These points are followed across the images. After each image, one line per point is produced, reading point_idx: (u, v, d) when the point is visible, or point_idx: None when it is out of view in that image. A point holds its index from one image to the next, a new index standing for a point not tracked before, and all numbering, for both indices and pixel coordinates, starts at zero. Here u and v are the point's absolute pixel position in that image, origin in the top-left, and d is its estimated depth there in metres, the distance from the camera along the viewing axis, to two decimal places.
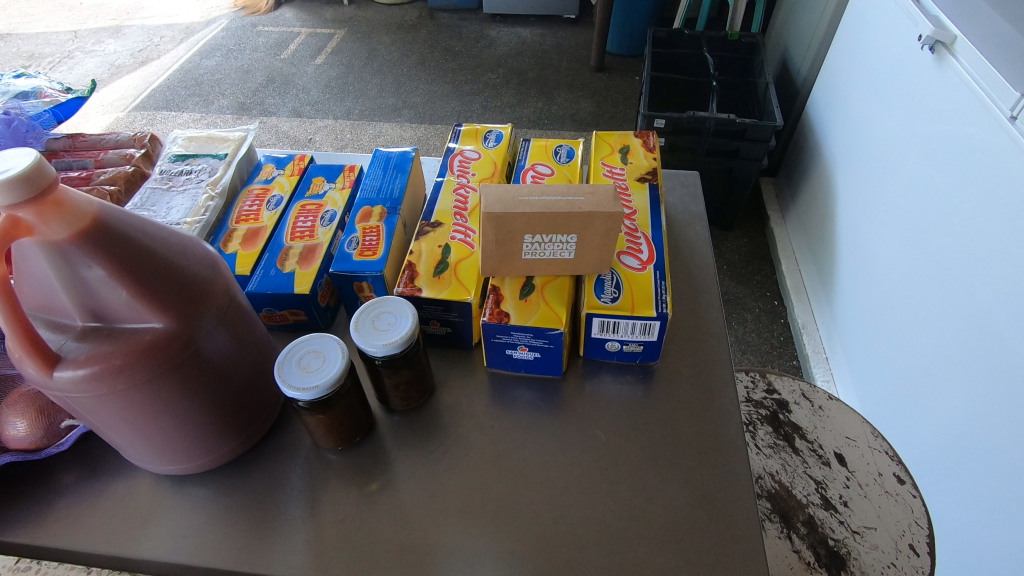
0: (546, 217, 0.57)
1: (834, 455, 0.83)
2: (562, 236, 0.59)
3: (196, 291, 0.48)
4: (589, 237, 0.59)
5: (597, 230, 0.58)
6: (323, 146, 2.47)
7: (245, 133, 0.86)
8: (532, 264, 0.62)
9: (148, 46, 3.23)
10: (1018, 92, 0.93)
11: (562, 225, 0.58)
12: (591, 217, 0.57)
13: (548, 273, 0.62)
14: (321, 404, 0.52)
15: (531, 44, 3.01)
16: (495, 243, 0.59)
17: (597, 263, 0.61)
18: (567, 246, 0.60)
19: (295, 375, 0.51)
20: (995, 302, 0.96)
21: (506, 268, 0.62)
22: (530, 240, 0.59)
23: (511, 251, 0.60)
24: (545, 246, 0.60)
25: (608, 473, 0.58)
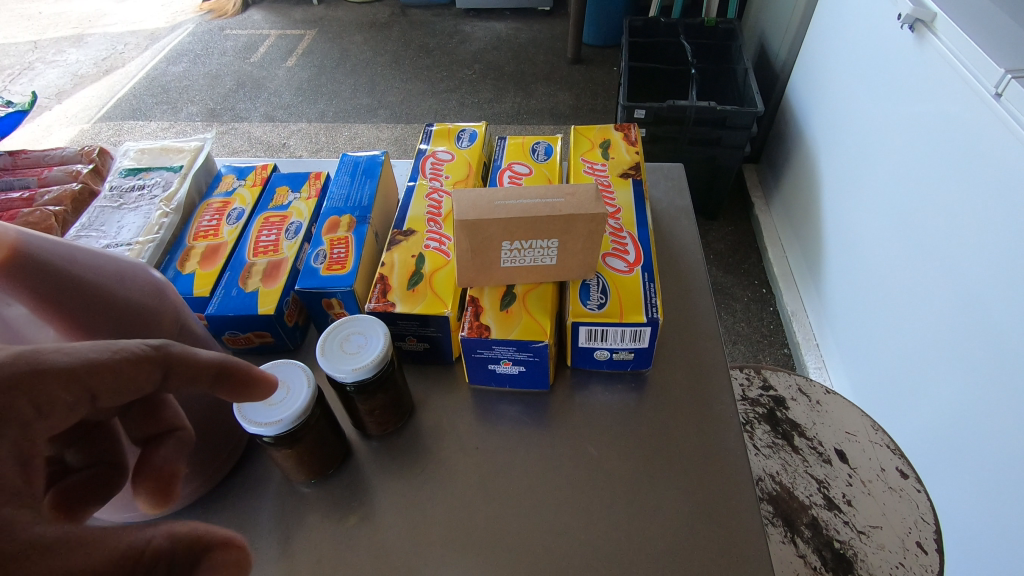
0: (524, 223, 0.53)
1: (834, 452, 0.80)
2: (542, 242, 0.55)
3: (142, 319, 0.44)
4: (571, 241, 0.55)
5: (579, 233, 0.54)
6: (297, 151, 2.41)
7: (202, 143, 0.80)
8: (512, 273, 0.58)
9: (112, 54, 3.13)
10: (1002, 69, 0.90)
11: (541, 231, 0.54)
12: (572, 220, 0.53)
13: (529, 280, 0.58)
14: (287, 438, 0.48)
15: (506, 38, 2.96)
16: (470, 253, 0.55)
17: (581, 267, 0.58)
18: (548, 252, 0.56)
19: (257, 410, 0.46)
20: (987, 285, 0.94)
21: (483, 278, 0.58)
22: (507, 247, 0.55)
23: (488, 260, 0.56)
24: (524, 253, 0.56)
25: (601, 491, 0.55)
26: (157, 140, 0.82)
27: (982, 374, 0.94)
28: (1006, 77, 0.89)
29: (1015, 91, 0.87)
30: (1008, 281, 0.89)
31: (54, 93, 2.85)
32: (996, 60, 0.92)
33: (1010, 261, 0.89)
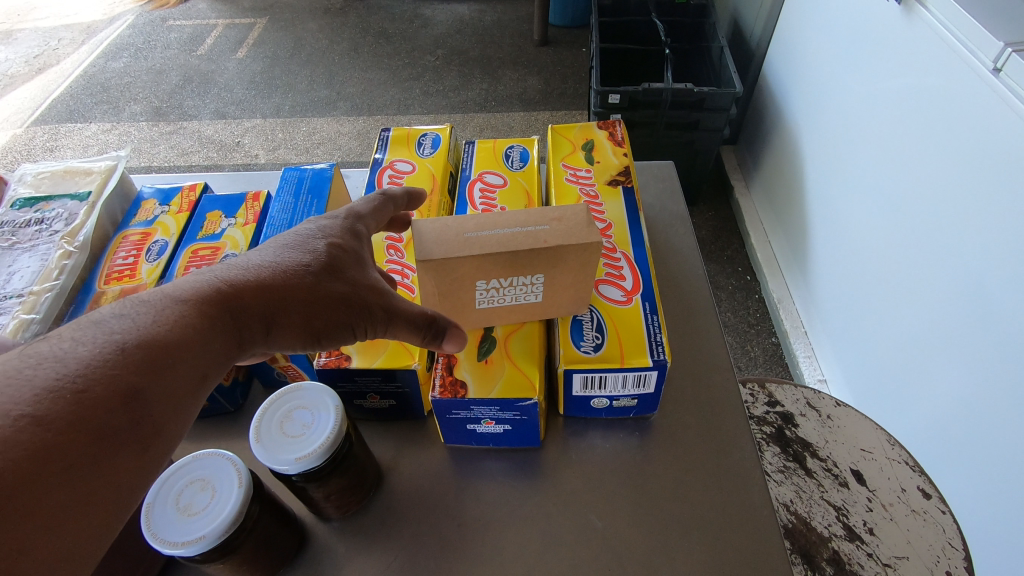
0: (504, 259, 0.44)
1: (851, 474, 0.74)
2: (524, 278, 0.46)
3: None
4: (560, 275, 0.47)
5: (570, 267, 0.46)
6: (253, 150, 2.24)
7: (115, 162, 0.68)
8: (490, 313, 0.50)
9: (44, 51, 2.89)
10: (1001, 42, 0.81)
11: (524, 266, 0.45)
12: (560, 252, 0.44)
13: (510, 320, 0.51)
14: (217, 553, 0.38)
15: (469, 21, 2.81)
16: (440, 293, 0.46)
17: (571, 303, 0.50)
18: (532, 289, 0.48)
19: (172, 523, 0.37)
20: (991, 275, 0.86)
21: (457, 317, 0.49)
22: (483, 285, 0.46)
23: (461, 299, 0.47)
24: (504, 291, 0.47)
25: (607, 569, 0.46)
26: (59, 160, 0.69)
27: (986, 371, 0.87)
28: (1006, 50, 0.81)
29: (1016, 66, 0.79)
30: (1015, 271, 0.81)
31: None
32: (994, 32, 0.83)
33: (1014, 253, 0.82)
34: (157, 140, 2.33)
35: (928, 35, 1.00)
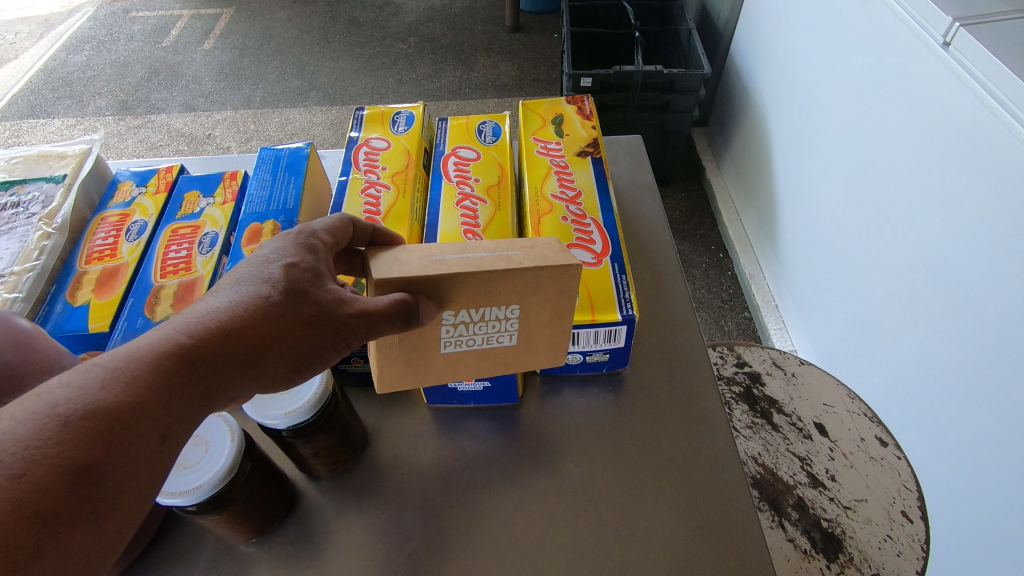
0: (473, 284, 0.42)
1: (814, 427, 0.78)
2: (496, 307, 0.45)
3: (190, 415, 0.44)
4: (535, 304, 0.45)
5: (547, 294, 0.45)
6: (225, 142, 2.22)
7: (89, 145, 0.68)
8: (461, 359, 0.48)
9: (1, 45, 2.80)
10: (950, 17, 0.85)
11: (495, 291, 0.44)
12: (534, 277, 0.43)
13: (484, 365, 0.49)
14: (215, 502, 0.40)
15: (440, 8, 2.80)
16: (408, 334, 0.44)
17: (546, 343, 0.48)
18: (506, 326, 0.46)
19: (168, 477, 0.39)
20: (947, 238, 0.90)
21: (431, 367, 0.48)
22: (450, 317, 0.45)
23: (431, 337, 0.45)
24: (475, 326, 0.46)
25: (586, 513, 0.49)
26: (31, 145, 0.69)
27: (941, 330, 0.92)
28: (954, 25, 0.85)
29: (965, 41, 0.83)
30: (969, 234, 0.86)
31: None
32: (943, 9, 0.87)
33: (965, 218, 0.86)
34: (125, 134, 2.29)
35: (885, 14, 1.04)
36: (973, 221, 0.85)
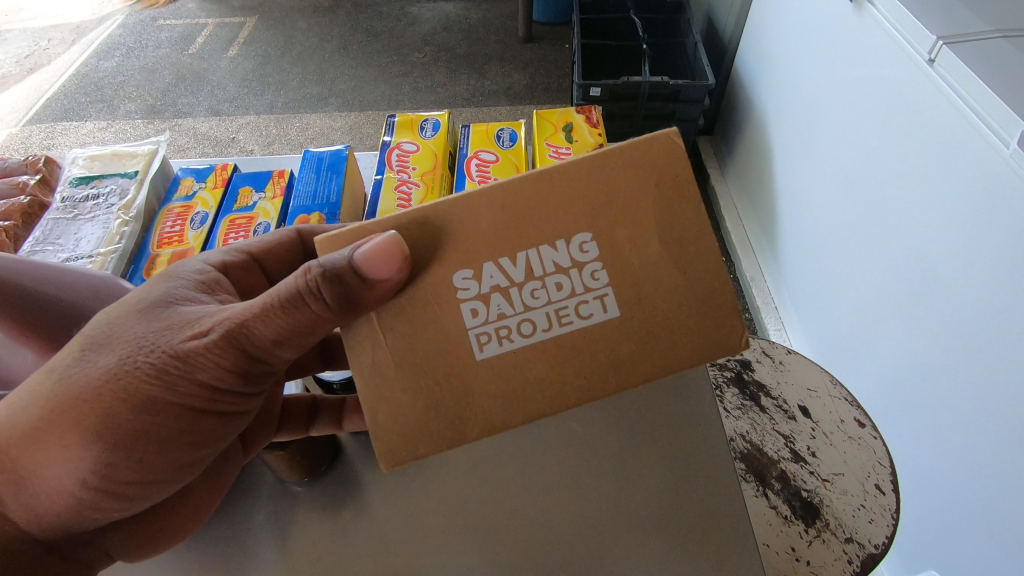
0: (475, 211, 0.46)
1: (798, 409, 0.85)
2: (552, 248, 0.46)
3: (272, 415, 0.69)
4: (615, 236, 0.46)
5: (605, 207, 0.46)
6: (248, 145, 2.32)
7: (156, 145, 0.82)
8: (562, 353, 0.48)
9: (35, 51, 2.93)
10: (934, 35, 0.87)
11: (541, 223, 0.46)
12: (574, 182, 0.46)
13: (590, 353, 0.48)
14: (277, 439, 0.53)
15: (456, 19, 2.91)
16: (408, 340, 0.47)
17: (647, 305, 0.47)
18: (581, 292, 0.47)
19: None
20: (932, 242, 0.92)
21: (509, 371, 0.48)
22: (470, 293, 0.47)
23: (437, 342, 0.47)
24: (536, 284, 0.47)
25: (588, 466, 0.57)
26: (106, 146, 0.84)
27: (926, 329, 0.93)
28: (939, 42, 0.86)
29: (948, 59, 0.85)
30: (948, 239, 0.88)
31: None
32: (930, 28, 0.89)
33: (949, 224, 0.87)
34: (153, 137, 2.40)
35: (880, 31, 1.05)
36: (957, 223, 0.86)
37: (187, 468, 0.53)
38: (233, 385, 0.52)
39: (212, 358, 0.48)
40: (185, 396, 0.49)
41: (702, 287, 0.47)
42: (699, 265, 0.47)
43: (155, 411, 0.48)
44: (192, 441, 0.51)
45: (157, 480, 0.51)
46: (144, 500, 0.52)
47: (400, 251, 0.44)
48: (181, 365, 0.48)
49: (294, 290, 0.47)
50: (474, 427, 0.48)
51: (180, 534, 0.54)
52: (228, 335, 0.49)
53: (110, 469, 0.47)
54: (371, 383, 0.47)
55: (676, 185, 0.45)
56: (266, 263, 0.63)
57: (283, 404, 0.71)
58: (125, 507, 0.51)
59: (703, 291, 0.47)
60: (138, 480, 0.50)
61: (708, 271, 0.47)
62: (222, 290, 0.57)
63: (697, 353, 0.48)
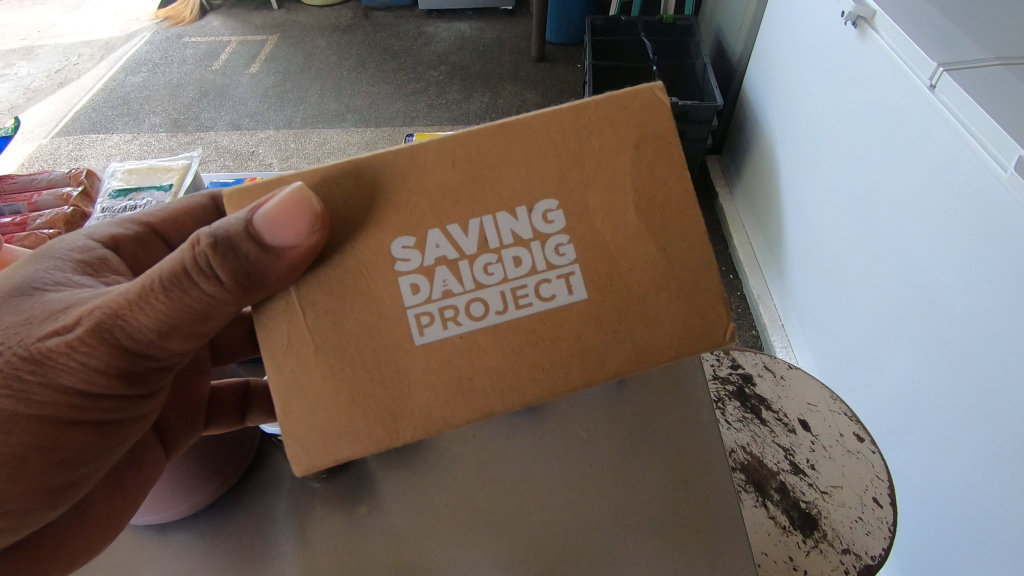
0: (437, 170, 0.47)
1: (799, 422, 0.88)
2: (511, 216, 0.47)
3: (196, 404, 0.66)
4: (582, 207, 0.47)
5: (565, 174, 0.47)
6: (267, 159, 2.38)
7: (188, 163, 0.94)
8: (518, 330, 0.48)
9: (65, 66, 3.03)
10: (936, 62, 0.89)
11: (502, 189, 0.47)
12: (541, 141, 0.47)
13: (549, 333, 0.48)
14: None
15: (470, 38, 2.99)
16: (331, 319, 0.47)
17: (609, 281, 0.48)
18: (527, 266, 0.48)
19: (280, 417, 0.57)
20: (934, 264, 0.93)
21: (452, 356, 0.48)
22: (410, 266, 0.47)
23: (367, 322, 0.47)
24: (490, 258, 0.47)
25: (590, 469, 0.61)
26: (142, 161, 0.96)
27: (928, 350, 0.94)
28: (940, 69, 0.88)
29: (949, 86, 0.87)
30: (950, 261, 0.89)
31: (7, 108, 2.75)
32: (930, 54, 0.91)
33: (950, 245, 0.89)
34: (176, 150, 2.47)
35: (880, 57, 1.06)
36: (958, 244, 0.87)
37: (61, 493, 0.51)
38: (109, 390, 0.49)
39: (80, 356, 0.46)
40: (46, 403, 0.47)
41: (682, 270, 0.49)
42: (680, 245, 0.48)
43: (9, 427, 0.46)
44: (61, 460, 0.49)
45: (20, 510, 0.49)
46: (15, 530, 0.50)
47: (307, 206, 0.44)
48: (41, 368, 0.46)
49: (176, 267, 0.45)
50: (407, 426, 0.47)
51: (80, 558, 0.53)
52: (97, 330, 0.46)
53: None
54: (287, 368, 0.47)
55: (665, 152, 0.48)
56: (168, 235, 0.61)
57: (210, 394, 0.68)
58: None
59: (679, 274, 0.49)
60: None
61: (693, 251, 0.49)
62: (105, 272, 0.54)
63: (676, 347, 0.49)
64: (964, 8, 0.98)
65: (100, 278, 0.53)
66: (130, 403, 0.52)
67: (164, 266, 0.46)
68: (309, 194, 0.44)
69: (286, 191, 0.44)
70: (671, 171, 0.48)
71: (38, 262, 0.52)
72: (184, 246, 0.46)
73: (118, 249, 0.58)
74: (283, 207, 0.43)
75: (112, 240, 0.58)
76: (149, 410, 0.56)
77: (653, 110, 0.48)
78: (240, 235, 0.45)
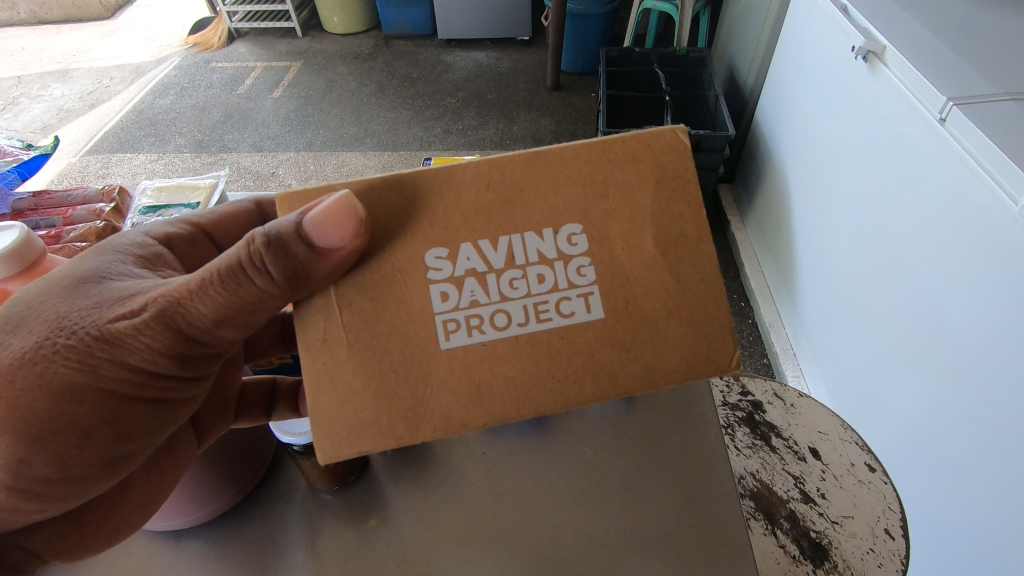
0: (470, 190, 0.49)
1: (809, 450, 0.87)
2: (538, 237, 0.49)
3: (230, 398, 0.69)
4: (603, 232, 0.49)
5: (593, 199, 0.49)
6: (286, 180, 2.44)
7: (215, 181, 1.01)
8: (535, 345, 0.49)
9: (97, 88, 3.14)
10: (945, 97, 0.91)
11: (531, 211, 0.49)
12: (570, 168, 0.49)
13: (565, 348, 0.49)
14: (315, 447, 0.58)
15: (487, 67, 3.07)
16: (364, 319, 0.48)
17: (626, 303, 0.50)
18: (555, 281, 0.49)
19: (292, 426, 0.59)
20: (945, 293, 0.93)
21: (474, 363, 0.49)
22: (441, 275, 0.49)
23: (398, 325, 0.49)
24: (516, 273, 0.49)
25: (598, 489, 0.61)
26: (169, 180, 1.02)
27: (941, 380, 0.94)
28: (949, 104, 0.90)
29: (958, 119, 0.89)
30: (963, 291, 0.89)
31: (39, 127, 2.86)
32: (940, 88, 0.93)
33: (961, 272, 0.89)
34: (199, 170, 2.54)
35: (891, 91, 1.07)
36: (968, 270, 0.87)
37: (116, 466, 0.53)
38: (168, 369, 0.52)
39: (144, 338, 0.48)
40: (111, 378, 0.48)
41: (694, 298, 0.50)
42: (693, 274, 0.50)
43: (77, 396, 0.47)
44: (122, 432, 0.51)
45: (81, 478, 0.50)
46: (71, 499, 0.51)
47: (352, 213, 0.46)
48: (108, 346, 0.48)
49: (232, 263, 0.48)
50: (426, 424, 0.48)
51: (119, 533, 0.55)
52: (161, 314, 0.48)
53: (24, 466, 0.46)
54: (319, 362, 0.48)
55: (682, 191, 0.50)
56: (216, 235, 0.65)
57: (241, 389, 0.71)
58: (45, 509, 0.50)
59: (690, 301, 0.50)
60: (57, 477, 0.48)
61: (703, 283, 0.50)
62: (159, 267, 0.57)
63: (681, 371, 0.50)
64: (969, 48, 1.01)
65: (156, 272, 0.56)
66: (184, 384, 0.54)
67: (222, 260, 0.48)
68: (354, 201, 0.46)
69: (334, 198, 0.46)
70: (688, 208, 0.50)
71: (102, 255, 0.55)
72: (240, 243, 0.49)
73: (171, 246, 0.61)
74: (329, 214, 0.45)
75: (166, 239, 0.61)
76: (198, 393, 0.58)
77: (674, 151, 0.50)
78: (290, 235, 0.47)
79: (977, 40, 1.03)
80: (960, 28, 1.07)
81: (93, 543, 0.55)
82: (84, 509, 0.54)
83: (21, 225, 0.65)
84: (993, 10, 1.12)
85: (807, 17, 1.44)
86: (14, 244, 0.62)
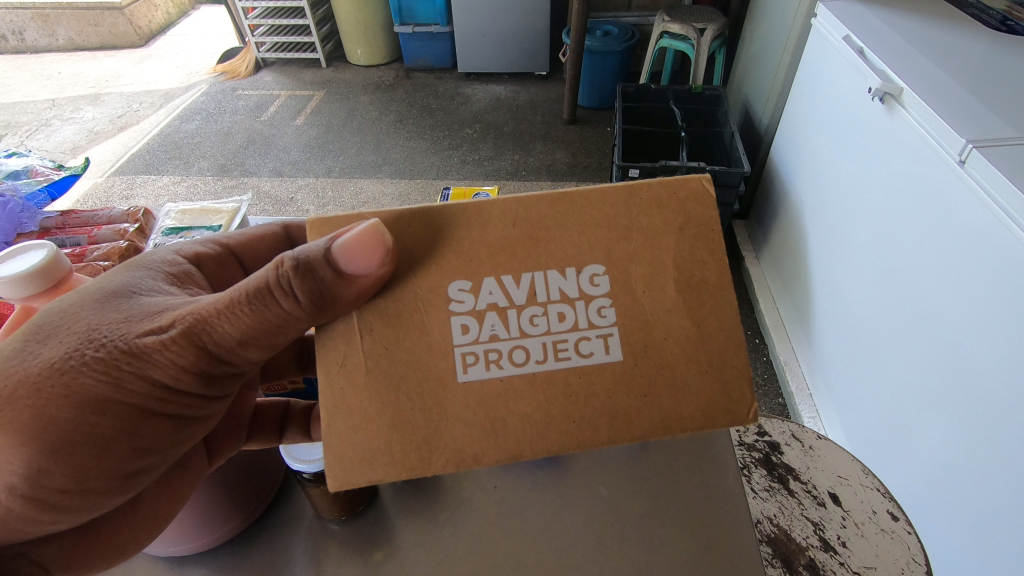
0: (497, 225, 0.49)
1: (829, 495, 0.82)
2: (560, 275, 0.49)
3: (243, 418, 0.66)
4: (627, 274, 0.49)
5: (621, 237, 0.49)
6: (304, 206, 2.48)
7: (237, 206, 1.03)
8: (554, 383, 0.49)
9: (127, 112, 3.24)
10: (964, 139, 0.92)
11: (555, 249, 0.49)
12: (599, 208, 0.50)
13: (584, 388, 0.49)
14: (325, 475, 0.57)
15: (505, 100, 3.13)
16: (384, 345, 0.48)
17: (647, 343, 0.49)
18: (577, 317, 0.49)
19: (304, 452, 0.58)
20: (966, 337, 0.90)
21: (491, 397, 0.48)
22: (462, 307, 0.49)
23: (416, 355, 0.48)
24: (537, 310, 0.49)
25: (611, 529, 0.60)
26: (192, 203, 1.05)
27: (963, 427, 0.90)
28: (969, 146, 0.91)
29: (979, 162, 0.89)
30: (986, 336, 0.86)
31: (69, 148, 2.94)
32: (958, 132, 0.94)
33: (981, 315, 0.87)
34: (221, 194, 2.59)
35: (908, 133, 1.07)
36: (988, 313, 0.86)
37: (131, 480, 0.52)
38: (190, 387, 0.51)
39: (170, 355, 0.48)
40: (136, 393, 0.48)
41: (715, 345, 0.49)
42: (713, 322, 0.49)
43: (100, 408, 0.47)
44: (141, 447, 0.50)
45: (97, 490, 0.49)
46: (87, 511, 0.50)
47: (380, 240, 0.46)
48: (135, 360, 0.48)
49: (262, 283, 0.48)
50: (439, 456, 0.47)
51: (130, 547, 0.54)
52: (189, 331, 0.48)
53: (43, 476, 0.46)
54: (336, 386, 0.48)
55: (705, 239, 0.50)
56: (244, 257, 0.65)
57: (255, 409, 0.69)
58: (61, 520, 0.49)
59: (711, 347, 0.49)
60: (73, 488, 0.48)
61: (724, 330, 0.49)
62: (190, 286, 0.58)
63: (700, 418, 0.49)
64: (987, 98, 1.01)
65: (184, 289, 0.57)
66: (205, 403, 0.54)
67: (251, 281, 0.49)
68: (383, 230, 0.47)
69: (364, 225, 0.47)
70: (710, 255, 0.50)
71: (134, 270, 0.56)
72: (271, 265, 0.49)
73: (200, 265, 0.62)
74: (359, 240, 0.46)
75: (195, 257, 0.62)
76: (219, 410, 0.57)
77: (698, 198, 0.50)
78: (319, 259, 0.48)
79: (994, 90, 1.04)
80: (976, 77, 1.08)
81: (100, 560, 0.53)
82: (96, 520, 0.52)
83: (50, 245, 0.66)
84: (1011, 59, 1.12)
85: (823, 61, 1.45)
86: (42, 264, 0.63)
